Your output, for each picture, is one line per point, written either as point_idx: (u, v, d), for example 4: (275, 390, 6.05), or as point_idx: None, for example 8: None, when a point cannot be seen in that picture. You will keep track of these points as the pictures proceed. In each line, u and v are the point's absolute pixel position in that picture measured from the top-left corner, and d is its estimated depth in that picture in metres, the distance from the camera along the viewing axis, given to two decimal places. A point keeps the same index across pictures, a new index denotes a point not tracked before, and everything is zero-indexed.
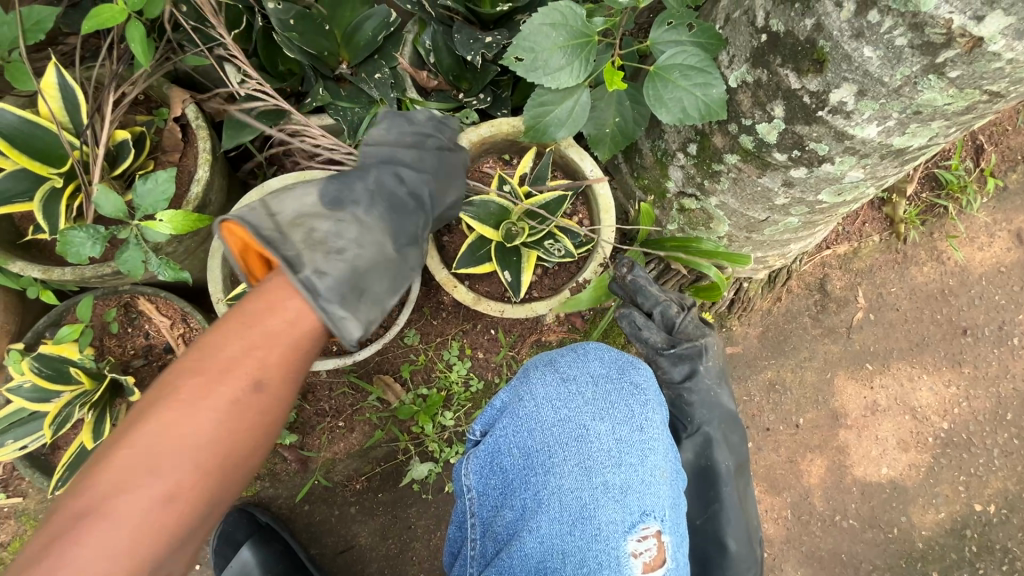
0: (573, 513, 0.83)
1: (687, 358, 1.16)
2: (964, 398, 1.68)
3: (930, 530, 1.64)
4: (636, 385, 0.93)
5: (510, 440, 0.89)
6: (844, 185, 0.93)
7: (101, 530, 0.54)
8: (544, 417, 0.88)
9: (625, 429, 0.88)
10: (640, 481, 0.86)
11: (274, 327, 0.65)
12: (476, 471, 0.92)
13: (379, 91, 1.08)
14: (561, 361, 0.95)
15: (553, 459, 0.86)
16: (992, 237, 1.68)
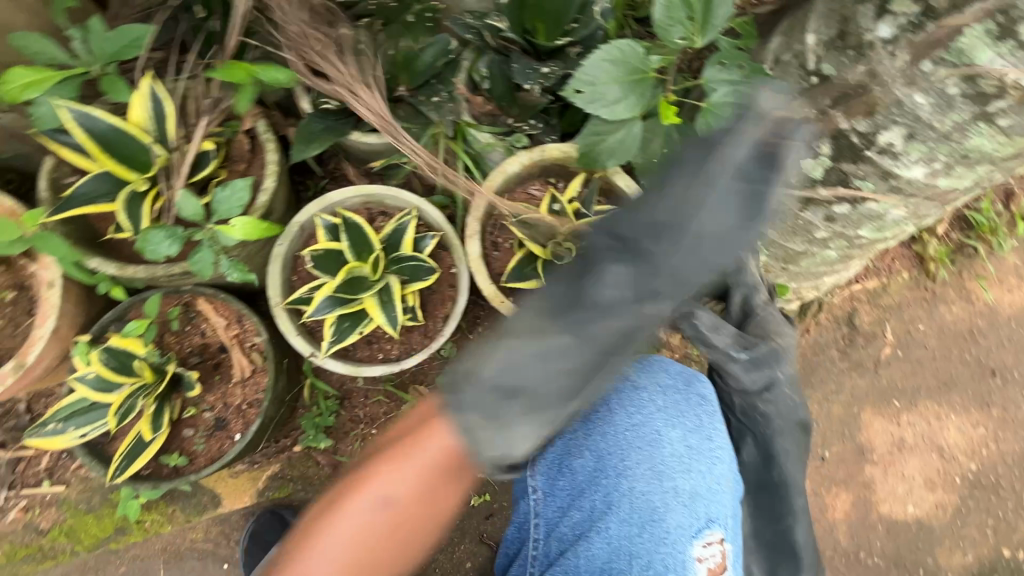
0: (642, 516, 0.89)
1: (763, 361, 1.10)
2: (992, 440, 1.67)
3: (957, 573, 1.62)
4: (703, 396, 1.00)
5: (579, 443, 0.95)
6: (885, 222, 0.97)
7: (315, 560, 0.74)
8: (618, 421, 0.94)
9: (695, 437, 0.95)
10: (707, 489, 0.93)
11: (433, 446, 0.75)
12: (543, 472, 0.95)
13: (438, 113, 1.14)
14: (631, 370, 1.00)
15: (625, 462, 0.92)
16: (1022, 279, 1.70)
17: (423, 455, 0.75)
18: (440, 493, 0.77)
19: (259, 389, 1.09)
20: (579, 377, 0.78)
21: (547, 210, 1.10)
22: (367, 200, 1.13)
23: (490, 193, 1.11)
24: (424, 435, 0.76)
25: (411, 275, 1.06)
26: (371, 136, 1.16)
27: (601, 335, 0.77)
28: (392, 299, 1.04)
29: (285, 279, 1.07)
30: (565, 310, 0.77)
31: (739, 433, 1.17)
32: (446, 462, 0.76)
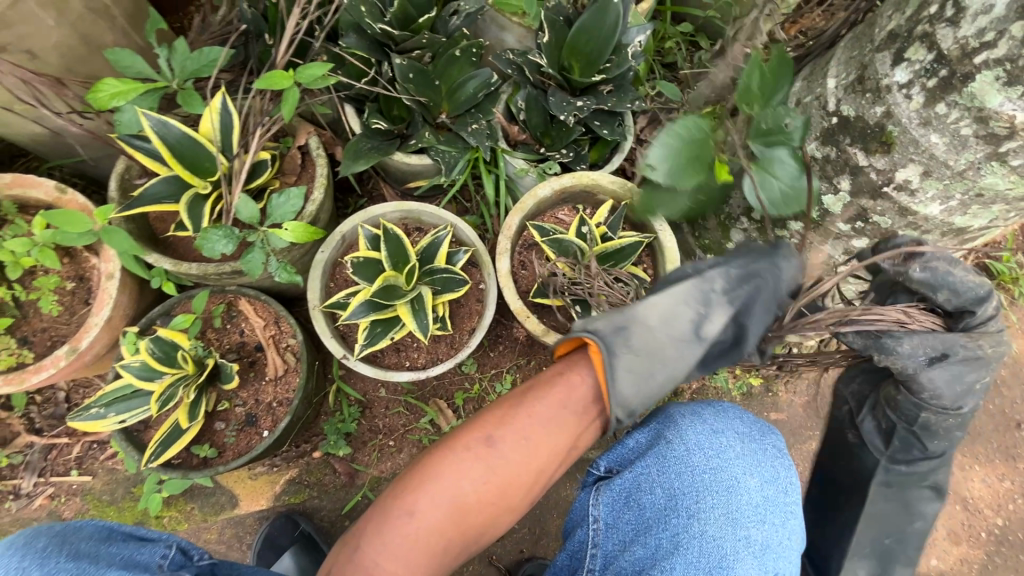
0: (711, 561, 0.82)
1: (965, 366, 0.82)
2: (1019, 495, 1.62)
3: None
4: (778, 449, 0.93)
5: (652, 479, 0.87)
6: None
7: (417, 499, 0.79)
8: (695, 462, 0.87)
9: (771, 488, 0.88)
10: (778, 543, 0.85)
11: (538, 403, 0.84)
12: (607, 503, 0.90)
13: (475, 139, 1.21)
14: (707, 413, 0.92)
15: (699, 504, 0.85)
16: None
17: (529, 408, 0.84)
18: (537, 453, 0.83)
19: (290, 388, 1.13)
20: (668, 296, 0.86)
21: (574, 232, 1.15)
22: (405, 216, 1.20)
23: (521, 214, 1.16)
24: (531, 398, 0.85)
25: (442, 286, 1.11)
26: (412, 157, 1.25)
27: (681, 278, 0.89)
28: (422, 306, 1.08)
29: (324, 284, 1.13)
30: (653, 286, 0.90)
31: (904, 445, 0.94)
32: (549, 424, 0.84)
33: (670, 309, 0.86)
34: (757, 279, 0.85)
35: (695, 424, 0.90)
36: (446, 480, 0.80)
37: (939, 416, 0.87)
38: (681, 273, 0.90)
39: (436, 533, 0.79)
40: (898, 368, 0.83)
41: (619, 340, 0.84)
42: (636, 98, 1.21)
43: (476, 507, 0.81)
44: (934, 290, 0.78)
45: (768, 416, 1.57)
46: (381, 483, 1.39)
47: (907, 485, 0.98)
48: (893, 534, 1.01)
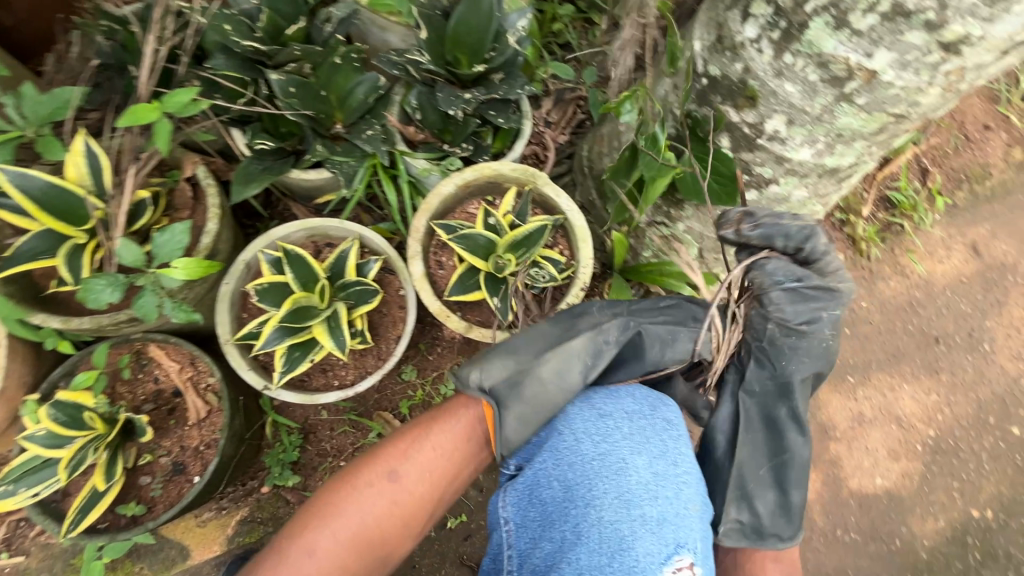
0: (611, 545, 0.81)
1: (811, 298, 0.82)
2: (946, 404, 1.73)
3: (931, 539, 1.64)
4: (670, 421, 0.91)
5: (549, 473, 0.88)
6: (793, 203, 1.05)
7: (326, 530, 0.88)
8: (584, 451, 0.87)
9: (662, 463, 0.86)
10: (675, 514, 0.83)
11: (439, 436, 0.94)
12: (513, 503, 0.90)
13: (371, 145, 1.19)
14: (597, 397, 0.92)
15: (594, 492, 0.84)
16: (950, 249, 1.83)
17: (429, 441, 0.94)
18: (436, 481, 0.93)
19: (215, 429, 1.09)
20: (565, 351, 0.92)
21: (481, 225, 1.14)
22: (311, 233, 1.17)
23: (427, 214, 1.16)
24: (431, 430, 0.95)
25: (356, 299, 1.09)
26: (310, 172, 1.22)
27: (582, 326, 0.94)
28: (337, 324, 1.06)
29: (234, 317, 1.09)
30: (557, 327, 0.95)
31: (757, 366, 0.88)
32: (448, 455, 0.94)
33: (565, 359, 0.92)
34: (652, 338, 0.93)
35: (582, 413, 0.91)
36: (346, 517, 0.89)
37: (785, 335, 0.84)
38: (586, 319, 0.95)
39: (345, 557, 0.88)
40: (759, 288, 0.83)
41: (515, 384, 0.90)
42: (525, 84, 1.21)
43: (383, 532, 0.91)
44: (769, 237, 0.79)
45: None
46: None
47: (772, 410, 0.90)
48: (761, 452, 0.91)
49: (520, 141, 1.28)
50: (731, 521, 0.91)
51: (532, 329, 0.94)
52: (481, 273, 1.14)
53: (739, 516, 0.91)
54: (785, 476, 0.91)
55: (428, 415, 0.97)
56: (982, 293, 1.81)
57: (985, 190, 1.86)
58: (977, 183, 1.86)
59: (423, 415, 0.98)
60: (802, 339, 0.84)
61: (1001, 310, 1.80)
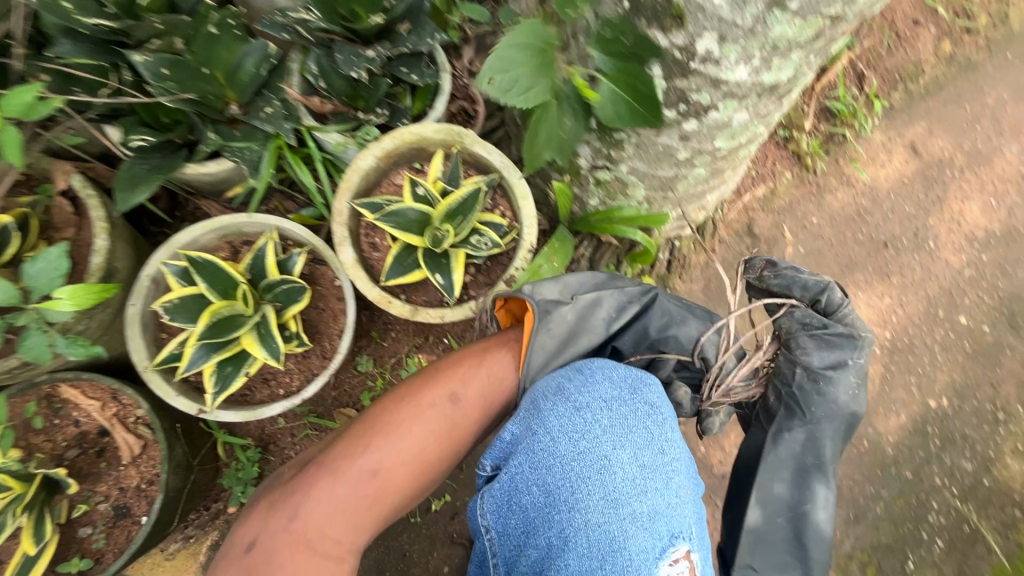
0: (602, 546, 0.76)
1: (835, 345, 0.90)
2: (899, 306, 1.78)
3: (895, 435, 1.71)
4: (651, 405, 0.85)
5: (526, 479, 0.80)
6: (735, 128, 0.99)
7: (379, 446, 0.85)
8: (562, 452, 0.80)
9: (647, 453, 0.81)
10: (665, 505, 0.79)
11: (496, 363, 0.95)
12: (493, 510, 0.82)
13: (272, 125, 1.06)
14: (571, 388, 0.84)
15: (577, 494, 0.79)
16: (891, 153, 1.83)
17: (484, 367, 0.94)
18: (489, 409, 0.94)
19: (155, 463, 0.99)
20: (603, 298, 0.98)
21: (410, 197, 1.04)
22: (223, 234, 1.05)
23: (349, 193, 1.05)
24: (487, 357, 0.95)
25: (285, 300, 0.99)
26: (208, 164, 1.09)
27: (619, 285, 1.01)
28: (268, 331, 0.96)
29: (150, 340, 0.97)
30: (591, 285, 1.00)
31: (786, 414, 0.92)
32: (501, 381, 0.94)
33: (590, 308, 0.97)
34: (669, 306, 1.00)
35: (556, 408, 0.83)
36: (404, 439, 0.87)
37: (813, 381, 0.89)
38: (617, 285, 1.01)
39: (396, 474, 0.86)
40: (785, 329, 0.93)
41: (549, 325, 0.93)
42: (437, 31, 1.08)
43: (433, 456, 0.89)
44: (789, 288, 0.94)
45: None
46: None
47: (796, 459, 0.93)
48: (787, 501, 0.94)
49: (441, 99, 1.16)
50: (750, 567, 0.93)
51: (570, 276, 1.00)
52: (419, 250, 1.04)
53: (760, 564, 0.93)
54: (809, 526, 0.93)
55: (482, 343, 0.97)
56: (923, 192, 1.84)
57: (920, 88, 1.86)
58: (911, 82, 1.85)
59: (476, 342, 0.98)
60: (831, 390, 0.90)
61: (942, 206, 1.84)
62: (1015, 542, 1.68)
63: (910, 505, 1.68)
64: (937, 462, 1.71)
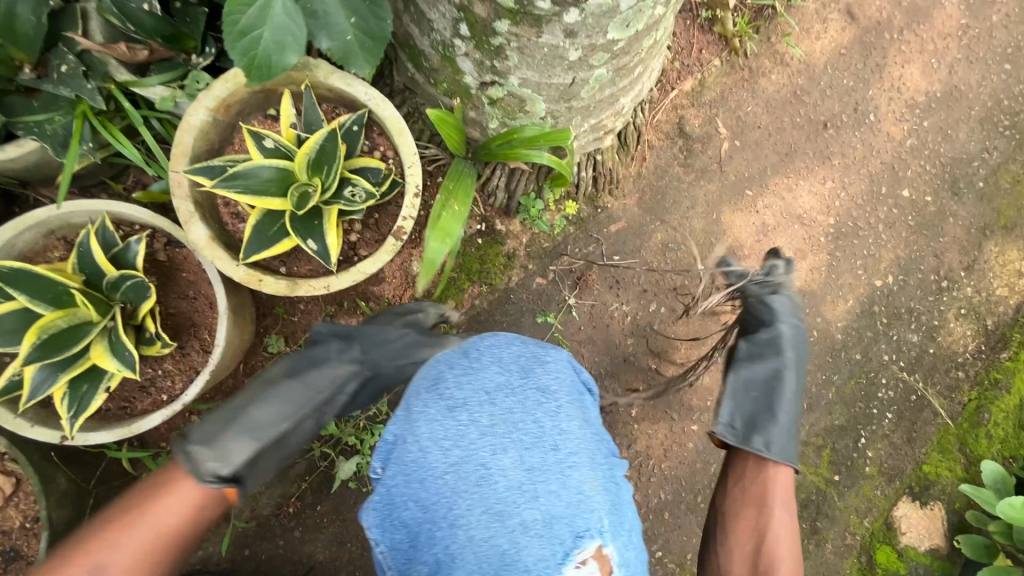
0: (494, 563, 0.79)
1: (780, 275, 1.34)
2: (841, 188, 1.70)
3: (844, 320, 1.70)
4: (540, 390, 0.92)
5: (403, 494, 0.85)
6: (624, 13, 0.83)
7: None
8: (433, 463, 0.85)
9: (535, 453, 0.85)
10: (563, 507, 0.83)
11: (156, 514, 0.82)
12: (377, 525, 0.88)
13: (69, 87, 0.85)
14: (448, 382, 0.91)
15: (455, 510, 0.82)
16: (825, 22, 1.69)
17: (140, 519, 0.82)
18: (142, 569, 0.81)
19: (34, 500, 0.96)
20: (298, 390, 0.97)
21: (258, 152, 0.87)
22: (47, 229, 0.88)
23: (186, 159, 0.87)
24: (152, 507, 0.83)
25: (134, 297, 0.84)
26: (5, 148, 0.88)
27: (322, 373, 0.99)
28: (119, 336, 0.82)
29: None
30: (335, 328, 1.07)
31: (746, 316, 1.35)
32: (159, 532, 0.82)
33: (314, 379, 0.99)
34: (390, 360, 1.04)
35: (430, 411, 0.89)
36: (178, 508, 0.84)
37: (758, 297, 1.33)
38: (369, 329, 1.08)
39: None
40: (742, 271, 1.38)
41: (252, 446, 0.91)
42: None
43: None
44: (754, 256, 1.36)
45: (609, 232, 1.50)
46: (259, 499, 1.29)
47: (766, 353, 1.27)
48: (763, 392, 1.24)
49: None
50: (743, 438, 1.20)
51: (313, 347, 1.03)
52: (283, 215, 0.88)
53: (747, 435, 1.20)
54: (784, 405, 1.22)
55: (143, 491, 0.85)
56: (861, 61, 1.71)
57: None
58: None
59: (145, 486, 0.85)
60: (773, 307, 1.30)
61: (882, 74, 1.72)
62: (959, 403, 1.73)
63: (861, 385, 1.70)
64: (885, 340, 1.72)
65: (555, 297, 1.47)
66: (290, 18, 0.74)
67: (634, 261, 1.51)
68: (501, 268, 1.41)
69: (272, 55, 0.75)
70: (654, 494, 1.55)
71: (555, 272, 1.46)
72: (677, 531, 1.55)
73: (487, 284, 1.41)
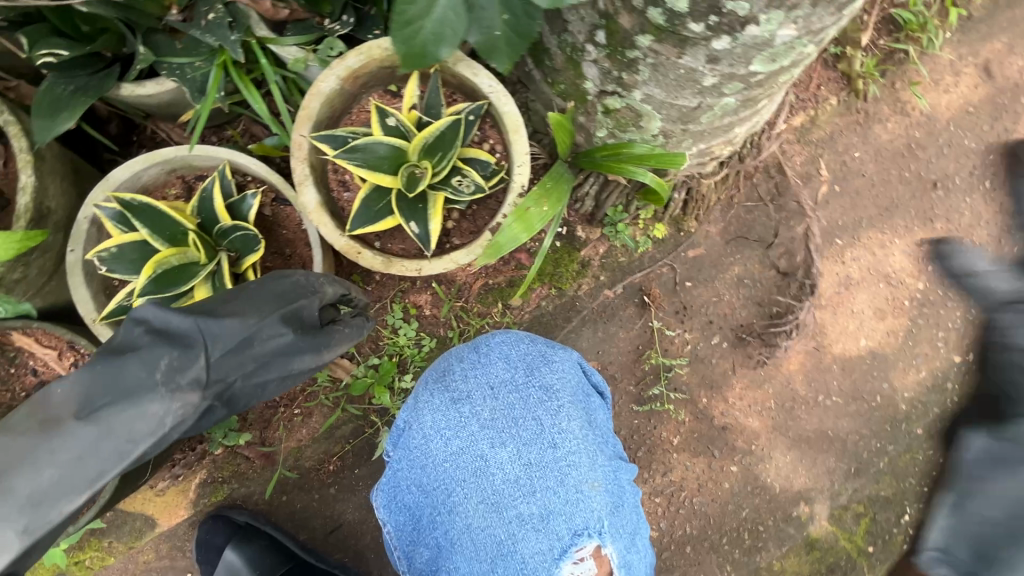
0: (491, 551, 0.83)
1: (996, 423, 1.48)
2: (938, 254, 1.61)
3: (913, 390, 1.62)
4: (545, 388, 0.90)
5: (407, 478, 0.89)
6: (776, 48, 0.79)
7: None
8: (435, 451, 0.87)
9: (533, 451, 0.86)
10: (557, 505, 0.83)
11: None
12: (384, 506, 0.92)
13: (214, 36, 0.87)
14: (455, 374, 0.91)
15: (454, 497, 0.86)
16: (957, 75, 1.58)
17: None
18: None
19: None
20: (106, 439, 0.64)
21: (379, 129, 0.88)
22: (170, 168, 0.92)
23: (310, 123, 0.89)
24: None
25: (242, 247, 0.87)
26: (147, 84, 0.91)
27: (146, 413, 0.66)
28: (223, 282, 0.86)
29: (98, 290, 0.89)
30: (159, 331, 0.70)
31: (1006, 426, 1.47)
32: None
33: (129, 419, 0.65)
34: (249, 376, 0.78)
35: (435, 401, 0.90)
36: None
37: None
38: (215, 331, 0.75)
39: None
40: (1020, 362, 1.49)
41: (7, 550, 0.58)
42: None
43: None
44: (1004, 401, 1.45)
45: (686, 257, 1.47)
46: (302, 451, 1.33)
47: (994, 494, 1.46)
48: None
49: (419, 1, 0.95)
50: (1004, 569, 1.39)
51: (127, 366, 0.67)
52: (391, 193, 0.89)
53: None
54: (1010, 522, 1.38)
55: None
56: (989, 123, 1.60)
57: None
58: None
59: None
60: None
61: (1009, 140, 1.60)
62: None
63: (917, 461, 1.62)
64: (952, 419, 1.63)
65: (619, 312, 1.45)
66: (454, 16, 0.72)
67: (704, 290, 1.48)
68: (573, 274, 1.40)
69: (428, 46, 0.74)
70: (679, 526, 1.54)
71: (624, 287, 1.44)
72: (696, 567, 1.53)
73: (557, 288, 1.40)
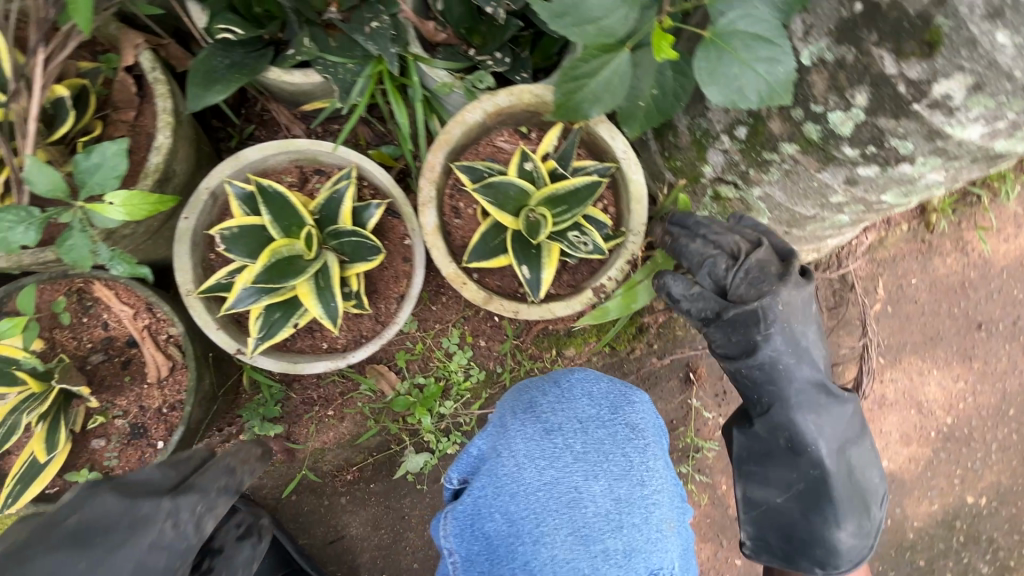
0: None
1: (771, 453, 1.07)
2: (970, 393, 1.64)
3: (922, 521, 1.63)
4: (631, 425, 0.92)
5: (490, 505, 0.84)
6: (916, 186, 0.82)
7: None
8: (527, 479, 0.84)
9: (623, 487, 0.85)
10: (642, 542, 0.81)
11: None
12: (455, 534, 0.87)
13: (376, 45, 0.88)
14: (543, 404, 0.92)
15: (542, 527, 0.81)
16: (1020, 228, 1.63)
17: None
18: None
19: (181, 390, 0.95)
20: None
21: (515, 170, 0.90)
22: (296, 157, 0.92)
23: (445, 148, 0.90)
24: None
25: (352, 253, 0.87)
26: (295, 73, 0.93)
27: None
28: (329, 284, 0.85)
29: (198, 262, 0.87)
30: None
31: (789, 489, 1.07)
32: None
33: None
34: None
35: (525, 430, 0.89)
36: None
37: (763, 450, 1.08)
38: None
39: None
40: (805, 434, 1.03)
41: None
42: None
43: None
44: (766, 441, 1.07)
45: None
46: (325, 454, 1.30)
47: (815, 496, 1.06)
48: (851, 424, 1.06)
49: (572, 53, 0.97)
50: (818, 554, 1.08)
51: None
52: (509, 231, 0.91)
53: (866, 543, 1.10)
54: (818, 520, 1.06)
55: None
56: None
57: None
58: None
59: None
60: (811, 406, 1.02)
61: None
62: None
63: None
64: (954, 557, 1.64)
65: (661, 383, 1.45)
66: (619, 81, 0.77)
67: None
68: (629, 337, 1.40)
69: (584, 103, 0.80)
70: None
71: (672, 360, 1.44)
72: None
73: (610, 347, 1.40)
